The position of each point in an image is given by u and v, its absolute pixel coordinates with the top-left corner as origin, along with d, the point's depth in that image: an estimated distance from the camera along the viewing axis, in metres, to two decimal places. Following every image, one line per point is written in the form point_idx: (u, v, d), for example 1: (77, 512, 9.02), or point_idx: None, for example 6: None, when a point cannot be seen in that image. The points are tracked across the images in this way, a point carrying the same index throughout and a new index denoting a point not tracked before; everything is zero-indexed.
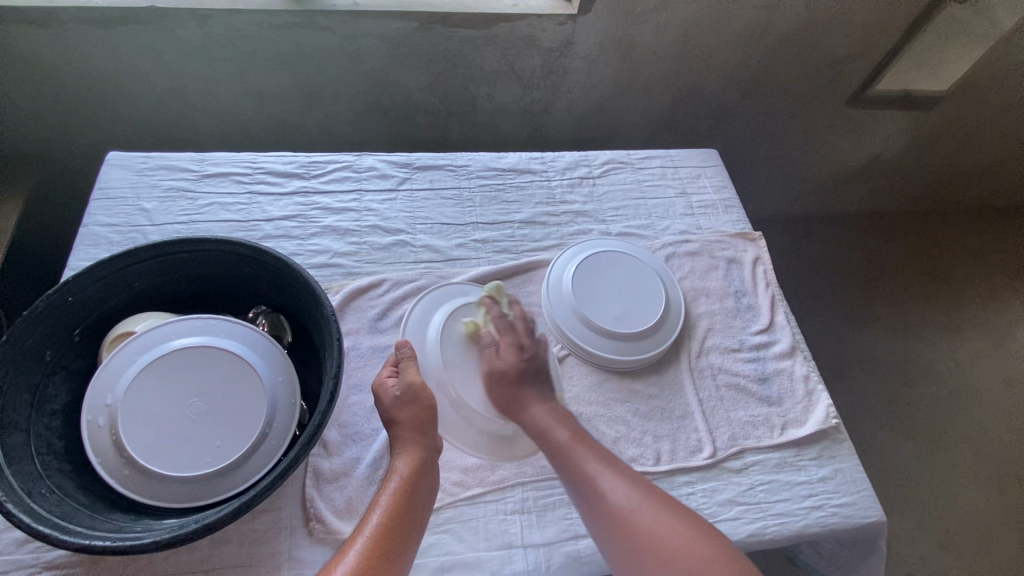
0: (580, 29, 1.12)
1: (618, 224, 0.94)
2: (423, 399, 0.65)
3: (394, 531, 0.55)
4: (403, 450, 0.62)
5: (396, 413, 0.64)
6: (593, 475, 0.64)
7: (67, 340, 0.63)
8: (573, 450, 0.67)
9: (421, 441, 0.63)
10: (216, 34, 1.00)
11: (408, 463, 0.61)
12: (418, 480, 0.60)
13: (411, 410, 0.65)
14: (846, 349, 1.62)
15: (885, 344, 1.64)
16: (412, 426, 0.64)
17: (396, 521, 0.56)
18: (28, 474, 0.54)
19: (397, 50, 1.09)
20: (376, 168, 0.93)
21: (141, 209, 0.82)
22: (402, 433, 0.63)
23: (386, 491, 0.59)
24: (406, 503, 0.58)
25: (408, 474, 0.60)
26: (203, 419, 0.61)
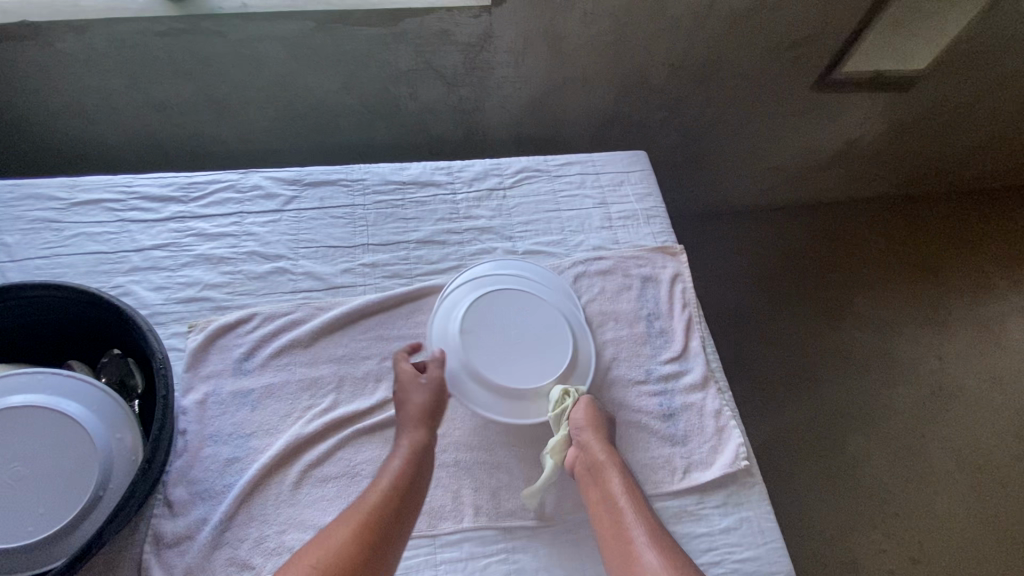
0: (500, 20, 1.02)
1: (526, 240, 0.85)
2: (439, 394, 0.66)
3: (392, 500, 0.56)
4: (409, 431, 0.63)
5: (410, 397, 0.66)
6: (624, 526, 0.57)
7: None
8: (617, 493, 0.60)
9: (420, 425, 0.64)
10: (98, 46, 0.94)
11: (412, 444, 0.62)
12: (419, 460, 0.61)
13: (426, 398, 0.65)
14: (822, 350, 1.51)
15: (864, 345, 1.53)
16: (420, 413, 0.64)
17: (397, 491, 0.57)
18: None
19: (299, 52, 1.01)
20: (261, 187, 0.86)
21: (1, 243, 0.77)
22: (409, 418, 0.64)
23: (389, 467, 0.60)
24: (412, 477, 0.59)
25: (410, 454, 0.61)
26: (28, 486, 0.57)
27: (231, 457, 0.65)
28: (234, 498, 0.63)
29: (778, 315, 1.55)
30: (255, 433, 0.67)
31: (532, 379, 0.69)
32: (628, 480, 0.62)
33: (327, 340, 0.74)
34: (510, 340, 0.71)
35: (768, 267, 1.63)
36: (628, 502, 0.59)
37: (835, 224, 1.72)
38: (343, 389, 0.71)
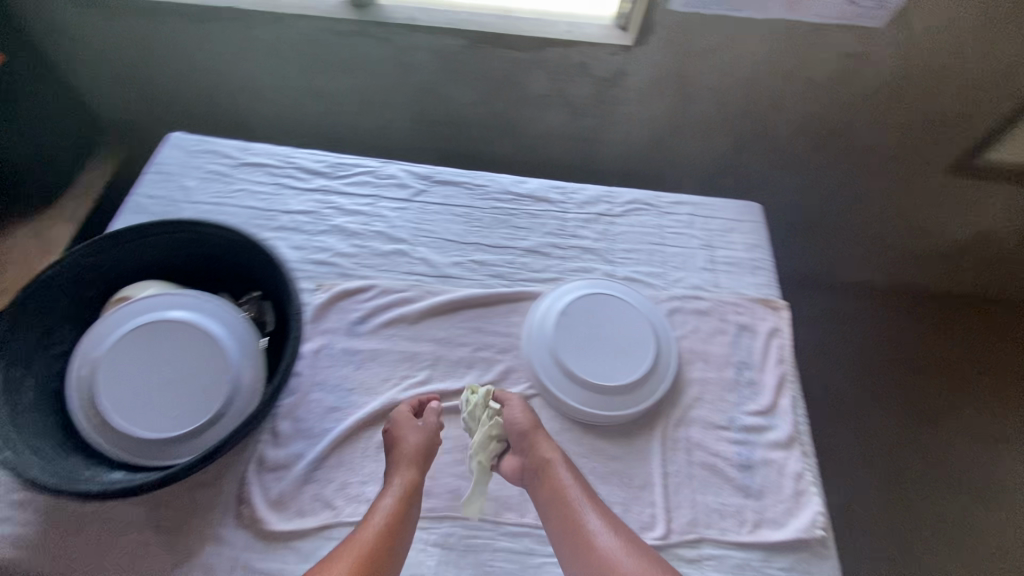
0: (637, 60, 1.06)
1: (627, 267, 0.87)
2: (435, 439, 0.68)
3: (386, 546, 0.57)
4: (402, 468, 0.64)
5: (409, 437, 0.67)
6: (578, 517, 0.61)
7: (84, 295, 0.72)
8: (566, 489, 0.64)
9: (412, 469, 0.64)
10: (286, 37, 1.08)
11: (404, 481, 0.63)
12: (410, 502, 0.62)
13: (423, 441, 0.67)
14: (933, 451, 1.33)
15: (979, 457, 1.35)
16: (417, 453, 0.66)
17: (390, 535, 0.58)
18: (21, 404, 0.63)
19: (448, 65, 1.11)
20: (396, 177, 0.96)
21: (182, 185, 0.90)
22: (403, 455, 0.65)
23: (378, 510, 0.61)
24: (402, 515, 0.60)
25: (403, 491, 0.62)
26: (174, 390, 0.66)
27: (332, 405, 0.72)
28: (329, 441, 0.70)
29: (885, 405, 1.40)
30: (356, 389, 0.74)
31: (629, 382, 0.73)
32: (578, 482, 0.65)
33: (430, 322, 0.80)
34: (621, 347, 0.75)
35: (881, 348, 1.48)
36: (578, 496, 0.63)
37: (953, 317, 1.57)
38: (437, 368, 0.77)
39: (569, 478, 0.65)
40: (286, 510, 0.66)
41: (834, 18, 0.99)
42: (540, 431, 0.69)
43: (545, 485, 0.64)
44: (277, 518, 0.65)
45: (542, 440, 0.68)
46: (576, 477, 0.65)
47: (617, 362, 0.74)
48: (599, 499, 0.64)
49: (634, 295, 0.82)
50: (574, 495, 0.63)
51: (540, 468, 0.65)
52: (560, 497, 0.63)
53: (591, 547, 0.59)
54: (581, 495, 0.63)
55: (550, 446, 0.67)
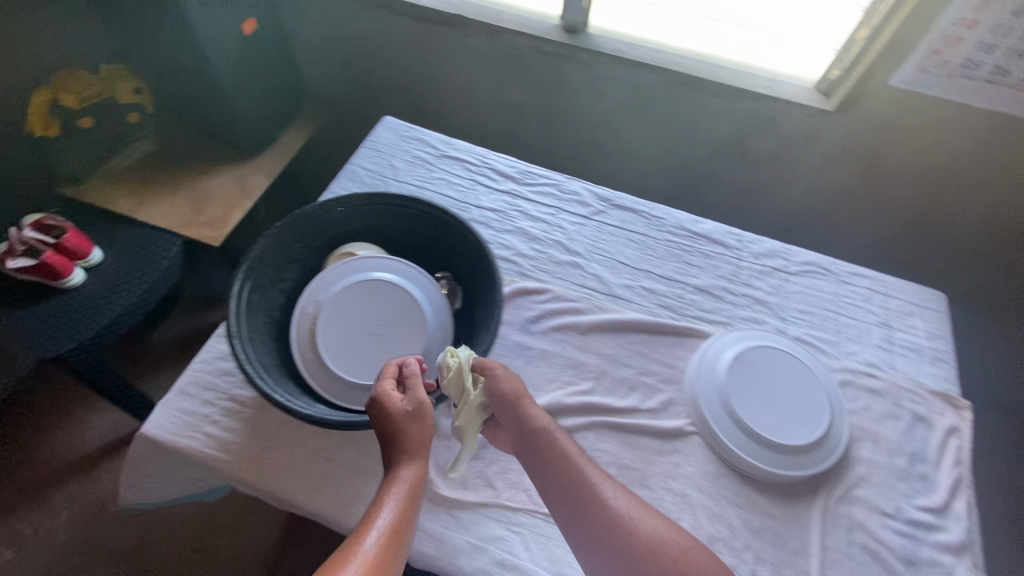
0: (833, 125, 1.06)
1: (798, 327, 0.86)
2: (427, 422, 0.65)
3: (398, 542, 0.55)
4: (408, 460, 0.61)
5: (404, 425, 0.63)
6: (593, 489, 0.62)
7: (311, 244, 0.80)
8: (574, 462, 0.64)
9: (413, 457, 0.62)
10: (496, 48, 1.17)
11: (413, 474, 0.61)
12: (414, 495, 0.60)
13: (420, 427, 0.64)
14: None
15: None
16: (417, 441, 0.63)
17: (400, 529, 0.56)
18: (255, 326, 0.72)
19: (638, 98, 1.16)
20: (579, 194, 1.00)
21: (391, 164, 1.00)
22: (404, 444, 0.62)
23: (386, 504, 0.58)
24: (407, 512, 0.58)
25: (410, 484, 0.60)
26: (376, 345, 0.74)
27: None
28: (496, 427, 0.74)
29: None
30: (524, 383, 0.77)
31: (798, 445, 0.72)
32: (580, 454, 0.65)
33: (598, 336, 0.83)
34: (793, 408, 0.74)
35: None
36: (582, 466, 0.64)
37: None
38: (601, 382, 0.78)
39: (571, 449, 0.65)
40: (451, 479, 0.70)
41: None
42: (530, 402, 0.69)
43: (551, 459, 0.64)
44: (443, 485, 0.69)
45: (532, 414, 0.67)
46: (579, 454, 0.65)
47: (789, 423, 0.73)
48: (602, 470, 0.65)
49: (809, 358, 0.81)
50: (586, 475, 0.63)
51: (542, 445, 0.65)
52: (570, 473, 0.63)
53: (614, 517, 0.60)
54: (592, 474, 0.63)
55: (541, 416, 0.68)
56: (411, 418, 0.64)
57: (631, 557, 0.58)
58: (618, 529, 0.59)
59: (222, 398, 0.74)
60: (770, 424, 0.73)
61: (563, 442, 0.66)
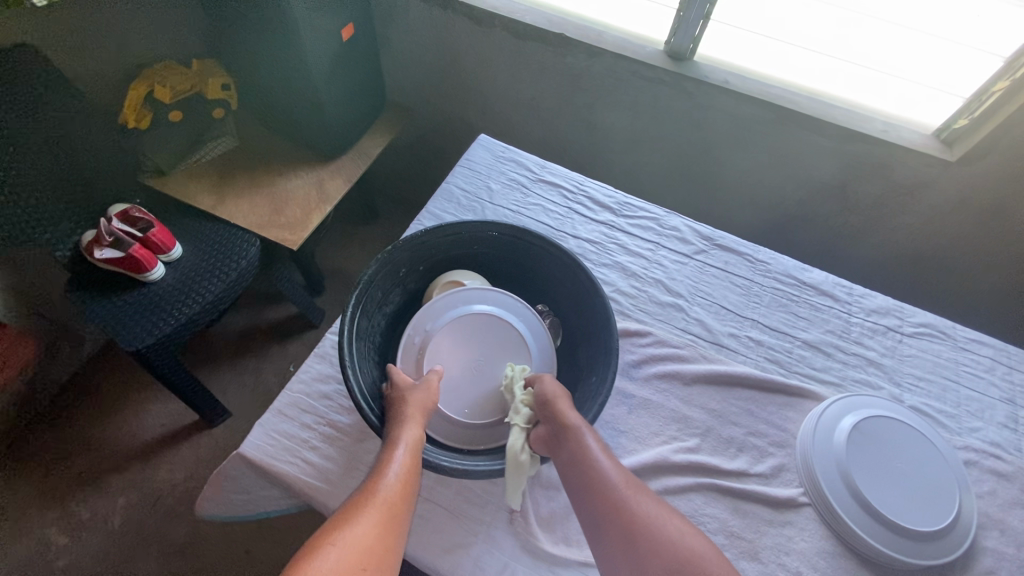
0: (953, 177, 1.00)
1: (915, 395, 0.81)
2: (432, 395, 0.67)
3: (403, 499, 0.55)
4: (406, 423, 0.61)
5: (411, 395, 0.65)
6: (612, 490, 0.58)
7: (415, 268, 0.78)
8: (596, 462, 0.60)
9: (415, 420, 0.62)
10: (593, 69, 1.14)
11: (414, 437, 0.60)
12: (415, 457, 0.59)
13: (425, 396, 0.66)
14: None
15: None
16: (419, 408, 0.64)
17: (408, 481, 0.57)
18: (362, 354, 0.70)
19: (738, 132, 1.11)
20: (679, 230, 0.97)
21: (487, 186, 0.97)
22: (407, 411, 0.62)
23: (393, 460, 0.58)
24: (406, 472, 0.57)
25: (410, 447, 0.59)
26: (484, 382, 0.73)
27: (604, 441, 0.73)
28: None
29: None
30: (627, 432, 0.74)
31: (928, 531, 0.66)
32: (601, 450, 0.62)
33: (703, 388, 0.79)
34: (923, 488, 0.69)
35: None
36: (603, 464, 0.61)
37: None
38: (707, 440, 0.75)
39: (595, 447, 0.62)
40: (554, 532, 0.66)
41: None
42: (559, 397, 0.66)
43: (573, 456, 0.62)
44: (546, 538, 0.66)
45: (559, 408, 0.65)
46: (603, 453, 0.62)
47: (919, 505, 0.68)
48: (624, 468, 0.62)
49: (933, 433, 0.75)
50: (606, 475, 0.60)
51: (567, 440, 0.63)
52: (591, 473, 0.60)
53: (629, 518, 0.56)
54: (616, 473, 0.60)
55: (569, 413, 0.64)
56: (419, 389, 0.66)
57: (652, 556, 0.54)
58: (632, 531, 0.55)
59: (321, 423, 0.72)
60: (900, 505, 0.67)
61: (588, 440, 0.62)
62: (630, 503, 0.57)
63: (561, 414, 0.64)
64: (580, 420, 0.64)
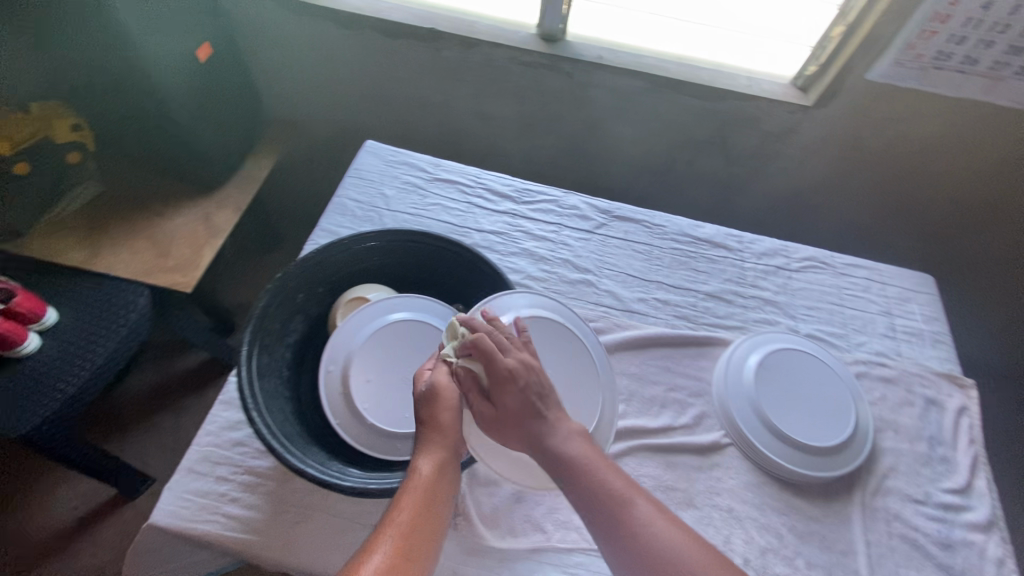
0: (812, 119, 1.08)
1: (808, 324, 0.88)
2: (450, 402, 0.62)
3: (419, 535, 0.54)
4: (426, 450, 0.60)
5: (428, 410, 0.62)
6: (615, 501, 0.56)
7: (315, 291, 0.75)
8: (592, 472, 0.58)
9: (447, 438, 0.61)
10: (472, 60, 1.13)
11: (432, 464, 0.59)
12: (436, 486, 0.58)
13: (440, 411, 0.62)
14: None
15: None
16: (437, 426, 0.61)
17: (422, 517, 0.55)
18: (267, 391, 0.65)
19: (619, 104, 1.15)
20: (578, 208, 0.99)
21: (381, 193, 0.94)
22: (427, 434, 0.61)
23: (405, 496, 0.56)
24: (427, 506, 0.56)
25: (429, 477, 0.58)
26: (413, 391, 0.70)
27: None
28: None
29: None
30: None
31: (831, 445, 0.73)
32: (597, 459, 0.59)
33: (621, 355, 0.82)
34: (822, 407, 0.75)
35: None
36: (602, 474, 0.58)
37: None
38: (631, 404, 0.77)
39: (587, 455, 0.59)
40: (499, 527, 0.67)
41: None
42: (541, 397, 0.62)
43: (568, 471, 0.58)
44: (490, 534, 0.66)
45: (540, 414, 0.61)
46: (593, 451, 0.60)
47: (820, 424, 0.75)
48: (622, 473, 0.59)
49: (827, 355, 0.82)
50: (605, 486, 0.57)
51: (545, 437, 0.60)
52: (588, 487, 0.57)
53: (636, 536, 0.54)
54: (608, 473, 0.58)
55: (554, 419, 0.61)
56: (436, 404, 0.62)
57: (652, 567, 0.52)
58: (641, 549, 0.53)
59: (238, 472, 0.68)
60: (802, 428, 0.74)
61: (577, 448, 0.59)
62: (635, 519, 0.55)
63: (546, 423, 0.61)
64: (566, 425, 0.62)
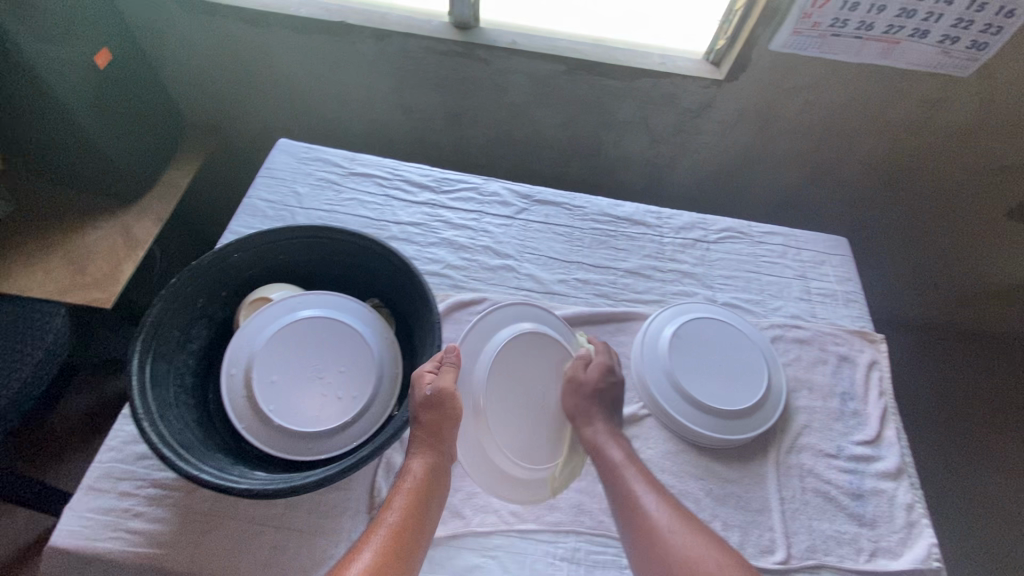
0: (726, 93, 1.10)
1: (726, 293, 0.90)
2: (448, 409, 0.67)
3: (410, 531, 0.58)
4: (418, 451, 0.65)
5: (423, 412, 0.66)
6: (636, 494, 0.65)
7: (217, 294, 0.73)
8: (624, 469, 0.68)
9: (441, 442, 0.66)
10: (387, 52, 1.12)
11: (423, 465, 0.64)
12: (427, 486, 0.63)
13: (434, 415, 0.66)
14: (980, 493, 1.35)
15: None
16: (431, 428, 0.66)
17: (411, 516, 0.60)
18: (164, 400, 0.63)
19: (539, 89, 1.15)
20: (499, 194, 0.98)
21: (294, 191, 0.92)
22: (420, 436, 0.66)
23: (396, 498, 0.61)
24: (417, 506, 0.61)
25: (419, 477, 0.63)
26: (321, 388, 0.68)
27: None
28: None
29: (931, 438, 1.42)
30: None
31: (744, 407, 0.74)
32: (630, 461, 0.69)
33: None
34: (733, 372, 0.77)
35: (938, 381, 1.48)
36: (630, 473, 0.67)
37: (1008, 362, 1.56)
38: None
39: (621, 459, 0.69)
40: None
41: (926, 67, 1.03)
42: (588, 408, 0.73)
43: (604, 468, 0.69)
44: None
45: (585, 420, 0.72)
46: (629, 456, 0.69)
47: (733, 388, 0.76)
48: (650, 473, 0.68)
49: (742, 321, 0.84)
50: (630, 482, 0.66)
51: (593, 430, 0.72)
52: (618, 481, 0.67)
53: (649, 525, 0.62)
54: (631, 466, 0.68)
55: (597, 423, 0.72)
56: (434, 410, 0.66)
57: (654, 547, 0.60)
58: (651, 537, 0.61)
59: (143, 486, 0.66)
60: (714, 393, 0.75)
61: (615, 450, 0.70)
62: (651, 512, 0.63)
63: (589, 428, 0.72)
64: (607, 430, 0.72)
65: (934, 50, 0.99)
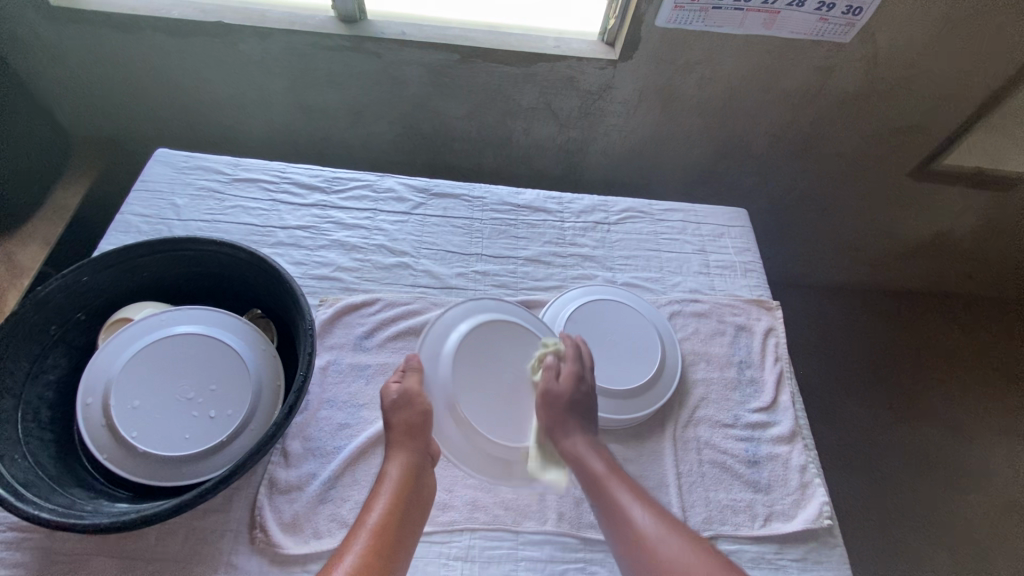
0: (622, 74, 1.10)
1: (625, 273, 0.90)
2: (416, 406, 0.64)
3: (392, 535, 0.55)
4: (394, 454, 0.62)
5: (393, 415, 0.64)
6: (625, 508, 0.61)
7: (72, 318, 0.68)
8: (607, 481, 0.64)
9: (411, 441, 0.62)
10: (273, 51, 1.07)
11: (401, 467, 0.61)
12: (409, 485, 0.60)
13: (404, 415, 0.64)
14: (906, 446, 1.39)
15: (949, 442, 1.41)
16: (403, 428, 0.63)
17: (393, 522, 0.56)
18: (7, 438, 0.58)
19: (437, 80, 1.12)
20: (394, 190, 0.96)
21: (173, 204, 0.88)
22: (392, 437, 0.63)
23: (376, 504, 0.57)
24: (401, 510, 0.57)
25: (399, 478, 0.60)
26: (189, 407, 0.64)
27: (343, 422, 0.72)
28: (344, 459, 0.69)
29: (857, 398, 1.46)
30: (367, 404, 0.73)
31: (636, 387, 0.75)
32: (609, 471, 0.65)
33: None
34: (626, 351, 0.78)
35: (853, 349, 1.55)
36: (615, 483, 0.63)
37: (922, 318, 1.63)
38: None
39: (604, 469, 0.65)
40: (301, 532, 0.64)
41: (809, 34, 1.04)
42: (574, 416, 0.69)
43: (587, 483, 0.65)
44: (291, 542, 0.63)
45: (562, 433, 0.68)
46: (609, 467, 0.66)
47: (626, 368, 0.77)
48: (633, 480, 0.65)
49: (637, 299, 0.84)
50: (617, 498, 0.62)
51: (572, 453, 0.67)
52: (602, 491, 0.63)
53: (639, 538, 0.58)
54: (611, 479, 0.64)
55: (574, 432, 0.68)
56: (405, 411, 0.64)
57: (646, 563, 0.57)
58: (640, 554, 0.57)
59: None
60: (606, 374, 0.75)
61: (594, 461, 0.66)
62: (638, 522, 0.59)
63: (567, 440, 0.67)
64: (583, 441, 0.68)
65: (814, 17, 1.01)
